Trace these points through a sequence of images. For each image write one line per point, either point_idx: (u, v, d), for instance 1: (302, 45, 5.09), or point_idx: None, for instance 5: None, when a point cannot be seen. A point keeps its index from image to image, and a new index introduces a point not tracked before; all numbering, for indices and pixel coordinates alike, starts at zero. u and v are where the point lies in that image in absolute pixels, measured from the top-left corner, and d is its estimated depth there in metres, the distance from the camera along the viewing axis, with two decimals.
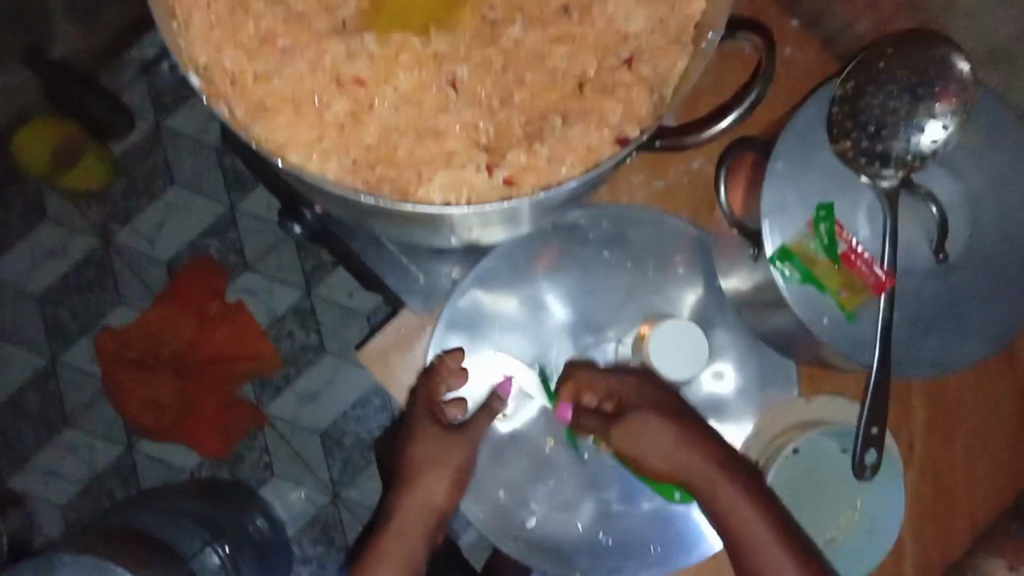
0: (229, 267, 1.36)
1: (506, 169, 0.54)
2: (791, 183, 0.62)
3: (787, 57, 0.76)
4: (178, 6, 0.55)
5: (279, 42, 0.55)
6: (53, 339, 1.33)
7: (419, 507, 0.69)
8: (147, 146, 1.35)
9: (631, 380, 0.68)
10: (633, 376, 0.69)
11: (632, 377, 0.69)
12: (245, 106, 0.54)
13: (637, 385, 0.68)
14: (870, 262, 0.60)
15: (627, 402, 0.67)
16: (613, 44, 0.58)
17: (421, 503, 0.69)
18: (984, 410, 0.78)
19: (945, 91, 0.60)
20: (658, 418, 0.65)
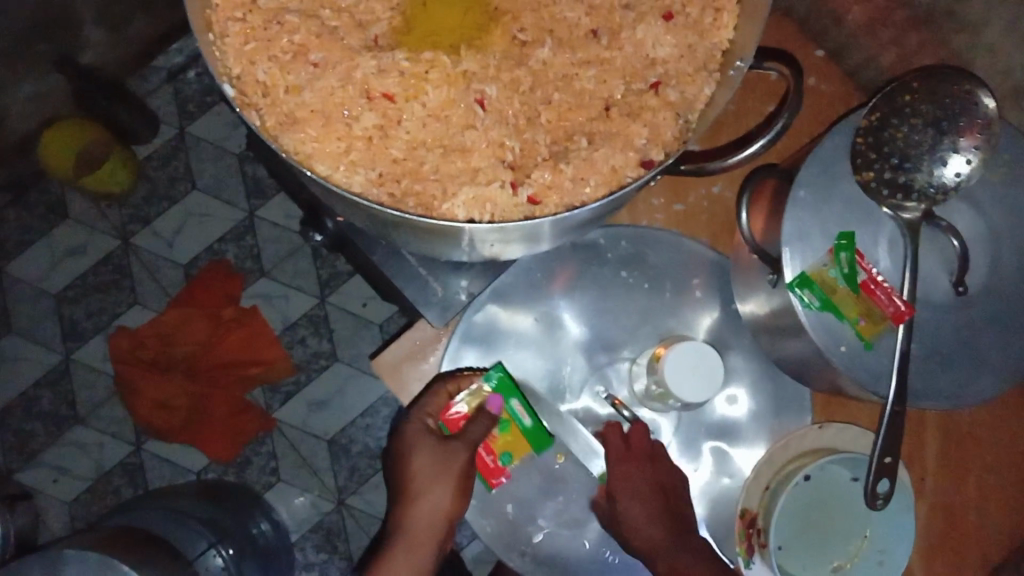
0: (245, 273, 1.37)
1: (531, 188, 0.54)
2: (814, 212, 0.61)
3: (811, 86, 0.77)
4: (215, 17, 0.56)
5: (312, 56, 0.56)
6: (69, 338, 1.34)
7: (426, 512, 0.79)
8: (170, 150, 1.37)
9: (624, 470, 0.73)
10: (629, 463, 0.73)
11: (628, 464, 0.73)
12: (275, 117, 0.55)
13: (628, 474, 0.73)
14: (890, 292, 0.60)
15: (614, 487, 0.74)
16: (640, 69, 0.58)
17: (426, 511, 0.79)
18: (998, 446, 0.78)
19: (968, 127, 0.61)
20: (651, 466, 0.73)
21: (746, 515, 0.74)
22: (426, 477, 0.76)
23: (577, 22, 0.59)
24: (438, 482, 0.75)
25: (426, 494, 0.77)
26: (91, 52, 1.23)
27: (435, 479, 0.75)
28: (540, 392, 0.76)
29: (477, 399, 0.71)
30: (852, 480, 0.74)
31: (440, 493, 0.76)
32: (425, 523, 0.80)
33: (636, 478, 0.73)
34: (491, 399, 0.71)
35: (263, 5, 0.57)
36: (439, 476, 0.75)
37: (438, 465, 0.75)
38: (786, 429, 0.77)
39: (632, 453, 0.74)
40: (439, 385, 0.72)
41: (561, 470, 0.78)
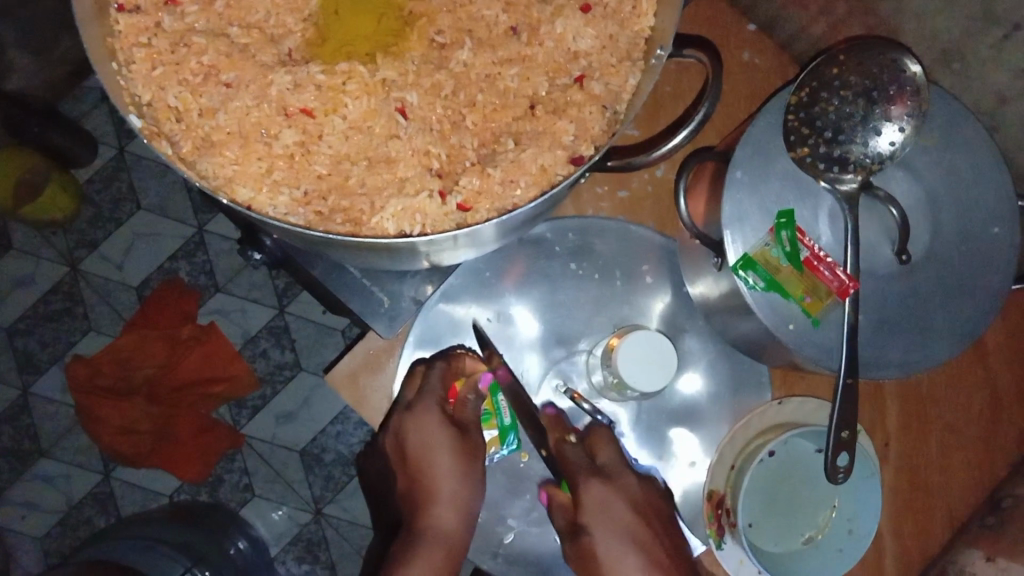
0: (199, 289, 1.34)
1: (460, 195, 0.53)
2: (752, 193, 0.61)
3: (745, 61, 0.76)
4: (118, 45, 0.54)
5: (223, 77, 0.54)
6: (24, 371, 1.31)
7: (446, 531, 0.70)
8: (112, 171, 1.33)
9: (600, 497, 0.67)
10: (605, 487, 0.67)
11: (602, 486, 0.67)
12: (191, 142, 0.54)
13: (606, 497, 0.67)
14: (833, 267, 0.60)
15: (589, 526, 0.66)
16: (563, 63, 0.57)
17: (448, 527, 0.70)
18: (955, 406, 0.78)
19: (899, 95, 0.61)
20: (612, 488, 0.67)
21: (713, 496, 0.74)
22: (452, 474, 0.70)
23: (496, 20, 0.58)
24: (463, 477, 0.71)
25: (450, 498, 0.70)
26: (16, 77, 1.19)
27: (461, 472, 0.71)
28: None
29: (470, 377, 0.73)
30: (816, 452, 0.75)
31: (464, 492, 0.71)
32: (445, 546, 0.69)
33: (614, 501, 0.67)
34: (485, 376, 0.73)
35: (168, 27, 0.55)
36: (467, 467, 0.71)
37: (461, 456, 0.71)
38: (746, 406, 0.78)
39: (599, 474, 0.68)
40: (440, 367, 0.72)
41: (526, 468, 0.76)
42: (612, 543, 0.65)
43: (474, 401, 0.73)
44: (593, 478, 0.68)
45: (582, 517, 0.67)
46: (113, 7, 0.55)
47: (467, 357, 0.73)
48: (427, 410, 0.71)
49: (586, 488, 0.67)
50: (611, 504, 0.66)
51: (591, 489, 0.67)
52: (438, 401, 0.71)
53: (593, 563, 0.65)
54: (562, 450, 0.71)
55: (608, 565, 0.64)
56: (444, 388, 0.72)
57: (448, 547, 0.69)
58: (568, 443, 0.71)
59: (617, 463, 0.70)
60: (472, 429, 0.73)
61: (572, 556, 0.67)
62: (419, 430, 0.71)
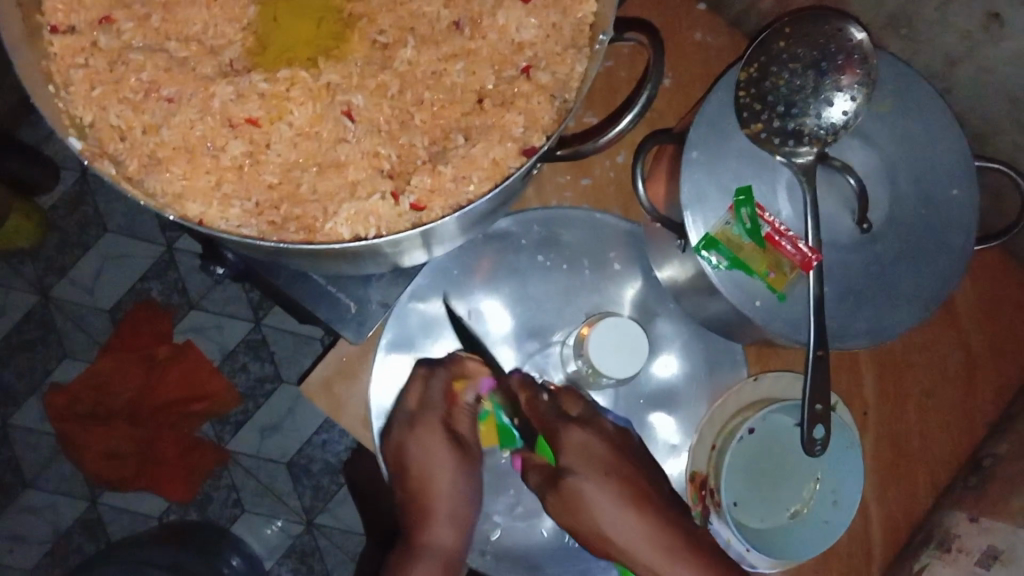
0: (173, 308, 1.32)
1: (413, 195, 0.53)
2: (708, 171, 0.61)
3: (697, 41, 0.76)
4: (54, 67, 0.53)
5: (164, 92, 0.54)
6: (2, 404, 1.30)
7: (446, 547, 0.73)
8: (76, 196, 1.32)
9: (579, 440, 0.67)
10: (583, 431, 0.67)
11: (579, 432, 0.67)
12: (137, 160, 0.53)
13: (584, 442, 0.67)
14: (794, 240, 0.60)
15: (573, 466, 0.66)
16: (508, 55, 0.57)
17: (447, 540, 0.73)
18: (932, 370, 0.79)
19: (848, 64, 0.61)
20: (583, 430, 0.68)
21: (696, 478, 0.74)
22: (454, 493, 0.72)
23: (438, 15, 0.57)
24: (465, 494, 0.72)
25: (451, 514, 0.72)
26: None
27: (464, 489, 0.72)
28: None
29: (472, 380, 0.73)
30: (795, 426, 0.75)
31: (463, 507, 0.73)
32: (444, 561, 0.72)
33: (594, 443, 0.67)
34: (486, 381, 0.73)
35: (105, 46, 0.55)
36: (465, 481, 0.73)
37: (465, 475, 0.73)
38: (723, 385, 0.78)
39: (576, 422, 0.68)
40: (444, 371, 0.72)
41: (508, 464, 0.77)
42: (596, 482, 0.65)
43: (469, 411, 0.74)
44: (570, 427, 0.68)
45: (563, 457, 0.67)
46: (46, 29, 0.54)
47: (470, 360, 0.73)
48: (429, 430, 0.72)
49: (566, 436, 0.67)
50: (591, 446, 0.67)
51: (571, 444, 0.67)
52: (439, 417, 0.72)
53: (574, 501, 0.65)
54: (535, 406, 0.70)
55: (592, 502, 0.65)
56: (445, 401, 0.72)
57: (445, 561, 0.72)
58: (539, 399, 0.70)
59: (590, 414, 0.71)
60: (471, 443, 0.74)
61: (554, 502, 0.67)
62: (418, 447, 0.72)
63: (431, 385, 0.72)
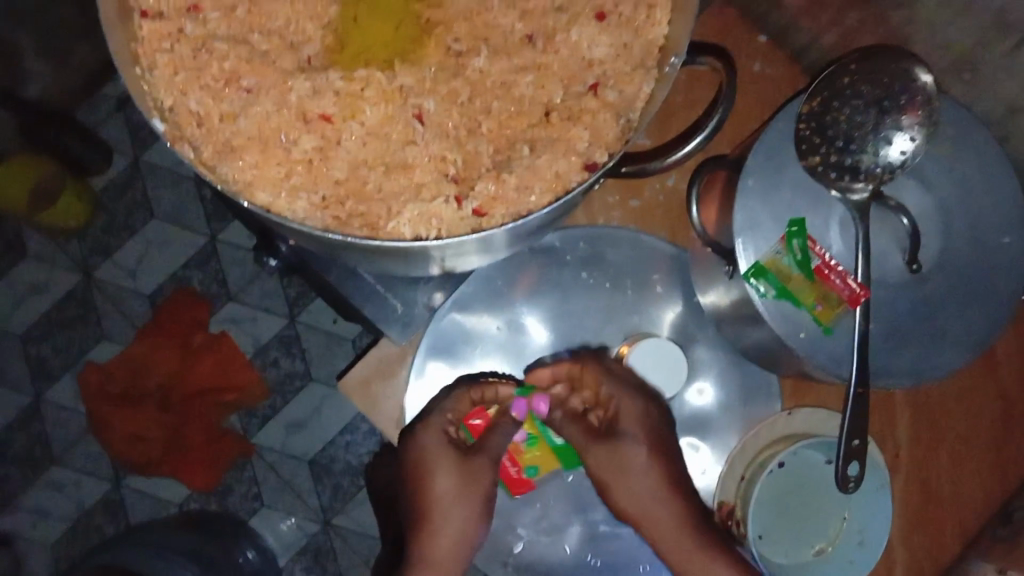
0: (211, 298, 1.35)
1: (476, 200, 0.54)
2: (763, 201, 0.61)
3: (757, 72, 0.77)
4: (141, 49, 0.55)
5: (244, 82, 0.56)
6: (37, 378, 1.32)
7: (443, 559, 0.76)
8: (126, 180, 1.34)
9: (637, 413, 0.75)
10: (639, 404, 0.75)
11: (638, 404, 0.75)
12: (212, 146, 0.54)
13: (642, 416, 0.75)
14: (843, 275, 0.61)
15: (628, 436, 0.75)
16: (577, 72, 0.58)
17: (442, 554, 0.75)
18: (968, 417, 0.78)
19: (910, 105, 0.62)
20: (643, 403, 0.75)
21: (724, 507, 0.76)
22: (451, 507, 0.74)
23: (511, 28, 0.59)
24: (466, 510, 0.74)
25: (449, 529, 0.75)
26: (34, 83, 1.22)
27: (461, 501, 0.73)
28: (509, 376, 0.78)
29: (503, 405, 0.74)
30: (825, 463, 0.74)
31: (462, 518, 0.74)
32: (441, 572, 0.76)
33: (647, 419, 0.75)
34: (520, 403, 0.73)
35: (190, 34, 0.57)
36: (465, 492, 0.73)
37: (460, 486, 0.73)
38: (756, 417, 0.77)
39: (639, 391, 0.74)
40: (461, 391, 0.73)
41: (536, 477, 0.77)
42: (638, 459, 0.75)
43: (503, 427, 0.74)
44: (630, 402, 0.75)
45: (622, 424, 0.75)
46: (137, 13, 0.56)
47: (499, 388, 0.73)
48: (427, 442, 0.73)
49: (624, 408, 0.75)
50: (646, 428, 0.75)
51: (629, 413, 0.75)
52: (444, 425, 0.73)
53: (624, 473, 0.75)
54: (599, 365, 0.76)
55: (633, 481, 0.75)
56: (456, 412, 0.73)
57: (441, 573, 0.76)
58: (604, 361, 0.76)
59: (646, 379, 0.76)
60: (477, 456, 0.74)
61: (595, 464, 0.75)
62: (414, 460, 0.73)
63: (453, 395, 0.73)
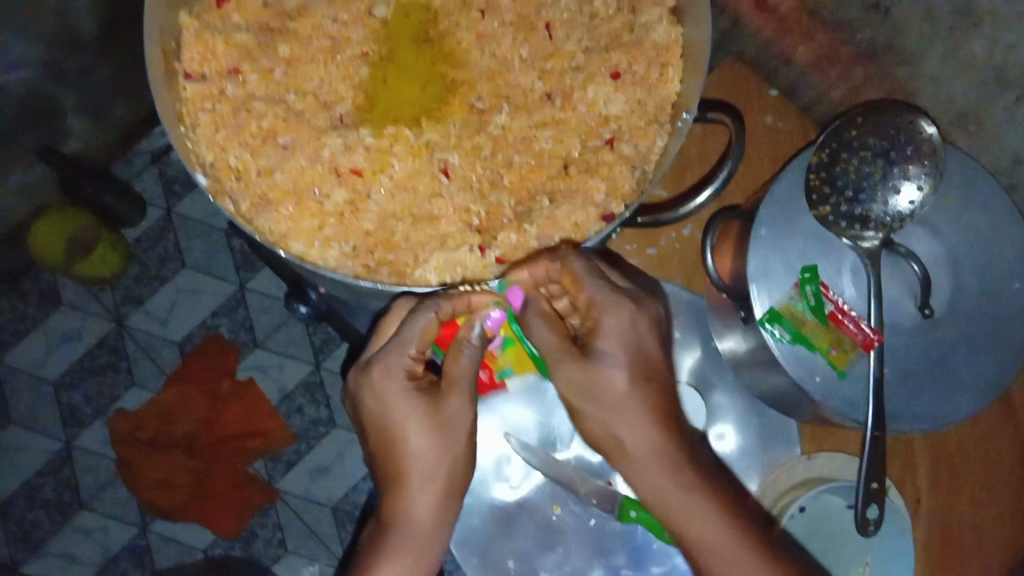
0: (239, 345, 1.38)
1: (498, 249, 0.59)
2: (776, 249, 0.64)
3: (768, 124, 0.80)
4: (185, 109, 0.59)
5: (279, 139, 0.60)
6: (69, 424, 1.35)
7: (423, 528, 0.61)
8: (159, 231, 1.39)
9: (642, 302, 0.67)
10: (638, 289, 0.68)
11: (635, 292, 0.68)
12: (249, 199, 0.59)
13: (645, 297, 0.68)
14: (857, 320, 0.62)
15: None
16: (594, 126, 0.63)
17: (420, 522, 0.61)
18: (989, 463, 0.78)
19: (917, 154, 0.63)
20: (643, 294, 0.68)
21: None
22: (426, 453, 0.59)
23: (532, 87, 0.63)
24: (450, 461, 0.60)
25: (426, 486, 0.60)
26: (74, 140, 1.25)
27: (438, 443, 0.59)
28: (530, 421, 0.77)
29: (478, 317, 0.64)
30: (847, 509, 0.75)
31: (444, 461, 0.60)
32: (421, 543, 0.61)
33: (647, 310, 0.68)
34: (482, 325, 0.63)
35: (231, 94, 0.61)
36: (442, 439, 0.59)
37: (432, 426, 0.59)
38: (775, 461, 0.78)
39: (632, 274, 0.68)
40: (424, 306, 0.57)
41: (558, 521, 0.78)
42: None
43: (472, 347, 0.59)
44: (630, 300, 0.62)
45: None
46: (180, 75, 0.60)
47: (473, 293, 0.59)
48: (387, 378, 0.59)
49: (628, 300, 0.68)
50: None
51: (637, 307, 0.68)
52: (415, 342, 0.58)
53: (603, 398, 0.58)
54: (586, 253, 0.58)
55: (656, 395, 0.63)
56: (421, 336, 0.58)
57: (422, 543, 0.61)
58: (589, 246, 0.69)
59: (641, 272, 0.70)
60: (460, 389, 0.59)
61: None
62: (375, 399, 0.59)
63: (414, 316, 0.57)
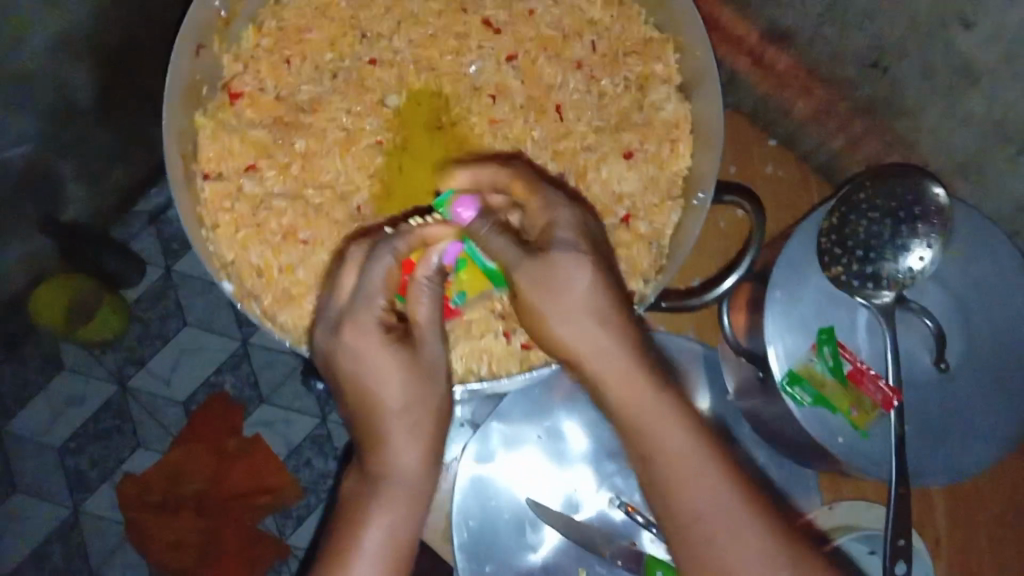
0: (245, 401, 1.38)
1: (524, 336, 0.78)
2: (791, 310, 0.64)
3: (769, 173, 0.81)
4: (207, 210, 0.73)
5: (301, 235, 0.74)
6: (76, 489, 1.34)
7: (408, 471, 0.62)
8: (159, 290, 1.38)
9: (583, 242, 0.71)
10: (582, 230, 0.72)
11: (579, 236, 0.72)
12: (272, 296, 0.73)
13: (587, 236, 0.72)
14: (875, 379, 0.63)
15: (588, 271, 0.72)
16: (610, 204, 0.76)
17: (407, 466, 0.62)
18: (1004, 501, 0.79)
19: (925, 212, 0.65)
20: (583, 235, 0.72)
21: None
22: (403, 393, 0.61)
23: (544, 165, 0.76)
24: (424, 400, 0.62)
25: (406, 427, 0.62)
26: (74, 206, 1.22)
27: (411, 382, 0.62)
28: (547, 485, 0.79)
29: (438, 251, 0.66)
30: (870, 555, 0.74)
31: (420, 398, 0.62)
32: (408, 485, 0.62)
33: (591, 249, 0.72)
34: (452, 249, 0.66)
35: (250, 192, 0.74)
36: (414, 376, 0.62)
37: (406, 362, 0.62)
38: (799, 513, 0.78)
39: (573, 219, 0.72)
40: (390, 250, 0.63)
41: None
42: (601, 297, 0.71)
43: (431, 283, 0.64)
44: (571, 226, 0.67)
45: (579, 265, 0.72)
46: (202, 176, 0.73)
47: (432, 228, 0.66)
48: (362, 336, 0.61)
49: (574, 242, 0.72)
50: None
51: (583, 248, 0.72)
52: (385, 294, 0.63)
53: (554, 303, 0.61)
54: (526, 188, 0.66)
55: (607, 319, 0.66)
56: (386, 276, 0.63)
57: (411, 486, 0.62)
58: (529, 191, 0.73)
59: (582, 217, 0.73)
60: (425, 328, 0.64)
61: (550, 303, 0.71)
62: (353, 355, 0.61)
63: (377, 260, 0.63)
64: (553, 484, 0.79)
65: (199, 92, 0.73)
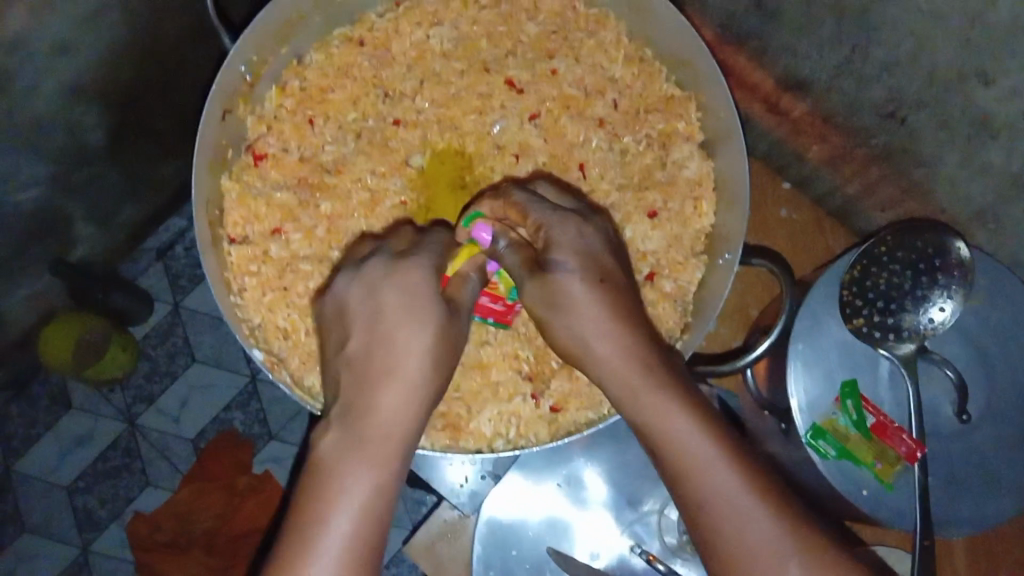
0: (254, 438, 1.36)
1: (552, 398, 0.78)
2: (816, 361, 0.65)
3: (783, 217, 0.82)
4: (231, 274, 0.74)
5: None
6: (84, 529, 1.32)
7: (398, 434, 0.53)
8: (167, 326, 1.37)
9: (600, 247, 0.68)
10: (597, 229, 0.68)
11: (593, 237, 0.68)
12: (297, 357, 0.74)
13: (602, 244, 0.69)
14: (900, 432, 0.64)
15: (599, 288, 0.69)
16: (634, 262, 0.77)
17: (399, 425, 0.53)
18: None
19: (946, 265, 0.64)
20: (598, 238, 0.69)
21: None
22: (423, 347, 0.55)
23: None
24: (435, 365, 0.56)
25: (413, 384, 0.54)
26: (84, 246, 1.21)
27: (437, 338, 0.56)
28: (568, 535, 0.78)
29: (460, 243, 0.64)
30: None
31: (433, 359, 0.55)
32: (397, 445, 0.53)
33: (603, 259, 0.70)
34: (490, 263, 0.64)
35: (275, 255, 0.75)
36: (437, 334, 0.56)
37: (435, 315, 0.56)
38: None
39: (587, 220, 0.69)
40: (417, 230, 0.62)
41: None
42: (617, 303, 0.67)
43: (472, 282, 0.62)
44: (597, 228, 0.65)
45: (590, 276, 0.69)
46: (225, 240, 0.75)
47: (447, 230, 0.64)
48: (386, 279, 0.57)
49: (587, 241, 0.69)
50: None
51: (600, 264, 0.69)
52: (431, 262, 0.58)
53: (563, 305, 0.57)
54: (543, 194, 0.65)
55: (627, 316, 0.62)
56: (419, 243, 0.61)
57: (399, 447, 0.53)
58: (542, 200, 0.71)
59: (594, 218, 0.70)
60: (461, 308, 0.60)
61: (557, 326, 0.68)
62: (383, 286, 0.56)
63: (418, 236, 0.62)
64: (572, 534, 0.78)
65: (224, 157, 0.75)
